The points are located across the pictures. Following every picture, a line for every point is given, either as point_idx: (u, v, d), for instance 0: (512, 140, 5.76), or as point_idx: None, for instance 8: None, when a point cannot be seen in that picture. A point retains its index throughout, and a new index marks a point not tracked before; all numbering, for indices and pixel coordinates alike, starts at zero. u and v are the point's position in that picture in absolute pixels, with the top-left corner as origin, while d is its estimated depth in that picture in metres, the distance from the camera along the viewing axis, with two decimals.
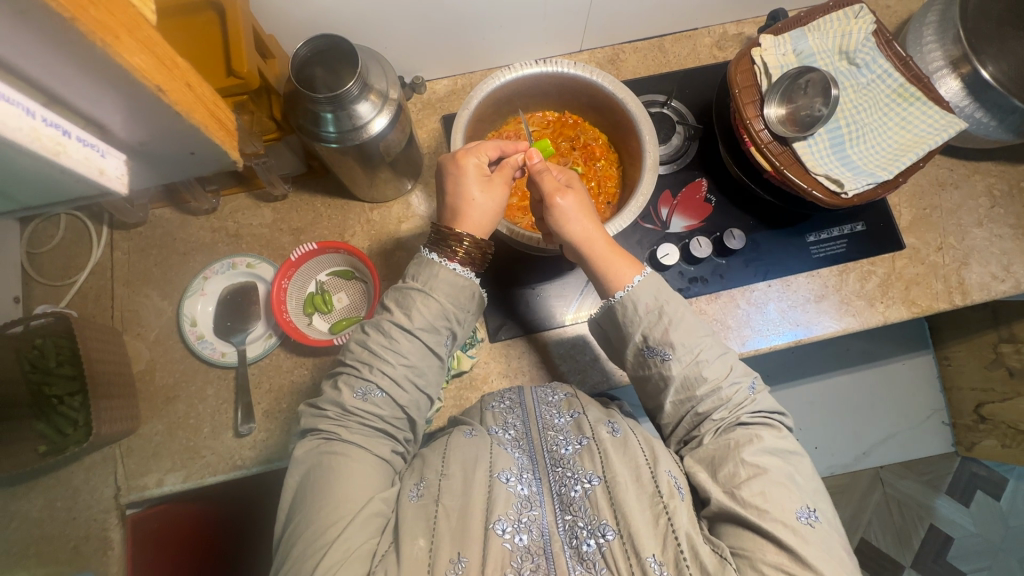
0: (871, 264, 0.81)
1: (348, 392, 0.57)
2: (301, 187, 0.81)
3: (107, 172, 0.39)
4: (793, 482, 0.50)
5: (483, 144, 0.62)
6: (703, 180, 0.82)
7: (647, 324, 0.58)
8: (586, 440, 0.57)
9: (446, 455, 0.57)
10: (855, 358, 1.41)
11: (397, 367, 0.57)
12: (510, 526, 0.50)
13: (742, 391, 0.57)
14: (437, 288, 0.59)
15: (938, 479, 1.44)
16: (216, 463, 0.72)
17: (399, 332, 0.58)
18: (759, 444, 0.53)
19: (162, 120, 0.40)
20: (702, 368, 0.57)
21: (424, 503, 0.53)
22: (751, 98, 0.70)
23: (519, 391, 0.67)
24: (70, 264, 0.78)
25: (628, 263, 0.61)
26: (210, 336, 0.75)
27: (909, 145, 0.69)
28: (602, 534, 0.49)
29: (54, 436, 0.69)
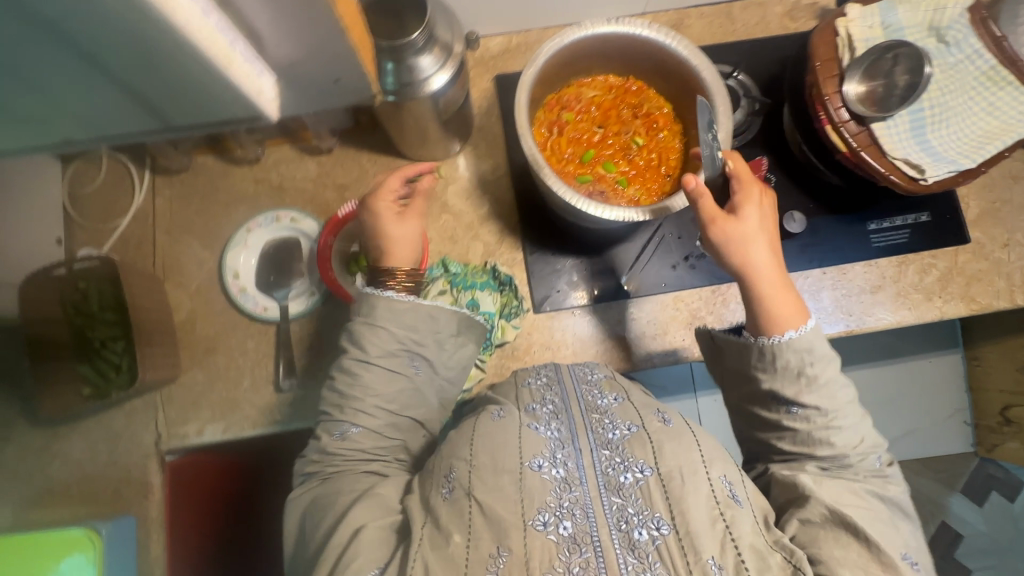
0: (933, 257, 0.77)
1: (327, 437, 0.59)
2: (347, 142, 0.78)
3: (263, 93, 0.51)
4: (901, 529, 0.52)
5: (386, 185, 0.66)
6: (764, 158, 0.79)
7: (779, 378, 0.56)
8: (635, 427, 0.53)
9: (474, 444, 0.52)
10: (882, 353, 1.39)
11: (368, 401, 0.59)
12: (552, 517, 0.47)
13: (867, 460, 0.56)
14: (383, 318, 0.60)
15: (954, 478, 1.42)
16: (257, 416, 0.72)
17: (357, 365, 0.60)
18: (879, 492, 0.53)
19: (307, 34, 0.46)
20: (832, 433, 0.55)
21: (456, 498, 0.50)
22: (831, 72, 0.66)
23: (556, 368, 0.63)
24: (111, 208, 0.77)
25: (796, 308, 0.56)
26: (252, 289, 0.74)
27: (995, 132, 0.65)
28: (657, 527, 0.47)
29: (98, 379, 0.69)
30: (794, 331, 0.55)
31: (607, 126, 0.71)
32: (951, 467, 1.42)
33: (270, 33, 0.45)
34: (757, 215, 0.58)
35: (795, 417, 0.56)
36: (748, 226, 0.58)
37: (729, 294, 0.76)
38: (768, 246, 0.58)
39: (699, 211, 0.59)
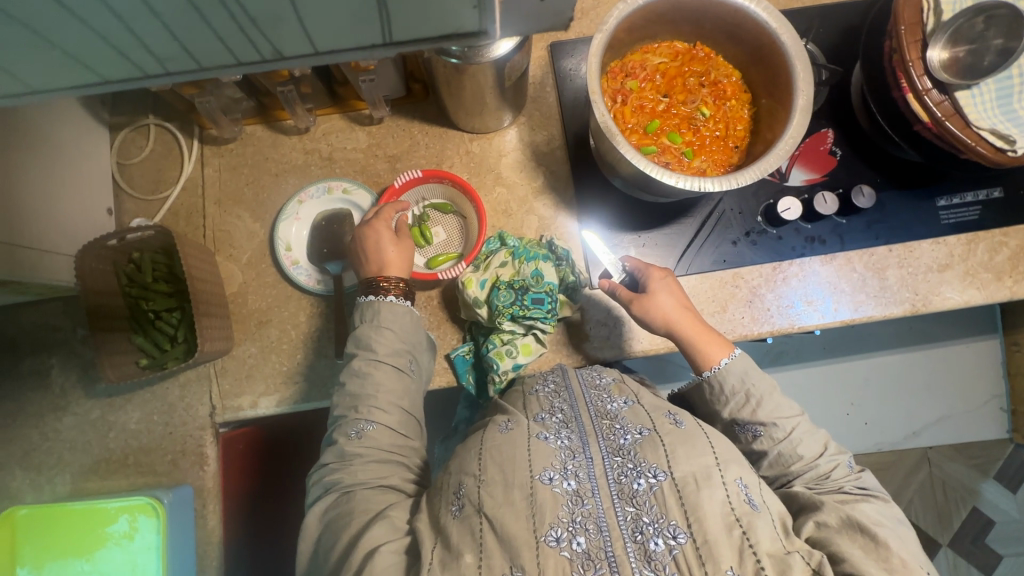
0: (1005, 234, 0.75)
1: (344, 438, 0.59)
2: (398, 112, 0.76)
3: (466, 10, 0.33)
4: (906, 541, 0.51)
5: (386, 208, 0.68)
6: (829, 131, 0.76)
7: (733, 404, 0.62)
8: (646, 432, 0.53)
9: (482, 456, 0.52)
10: (920, 337, 1.36)
11: (378, 397, 0.60)
12: (565, 532, 0.47)
13: (842, 468, 0.59)
14: (386, 320, 0.63)
15: (988, 464, 1.41)
16: (310, 390, 0.72)
17: (368, 365, 0.61)
18: (872, 504, 0.55)
19: None
20: (796, 445, 0.60)
21: (466, 515, 0.49)
22: (915, 37, 0.62)
23: (563, 373, 0.63)
24: (161, 179, 0.76)
25: (715, 343, 0.64)
26: (305, 262, 0.73)
27: None
28: (673, 536, 0.46)
29: (153, 350, 0.69)
30: (721, 361, 0.63)
31: (672, 95, 0.69)
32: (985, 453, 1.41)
33: None
34: (663, 289, 0.66)
35: (759, 439, 0.61)
36: (660, 302, 0.65)
37: (790, 272, 0.74)
38: (684, 304, 0.66)
39: (625, 303, 0.67)
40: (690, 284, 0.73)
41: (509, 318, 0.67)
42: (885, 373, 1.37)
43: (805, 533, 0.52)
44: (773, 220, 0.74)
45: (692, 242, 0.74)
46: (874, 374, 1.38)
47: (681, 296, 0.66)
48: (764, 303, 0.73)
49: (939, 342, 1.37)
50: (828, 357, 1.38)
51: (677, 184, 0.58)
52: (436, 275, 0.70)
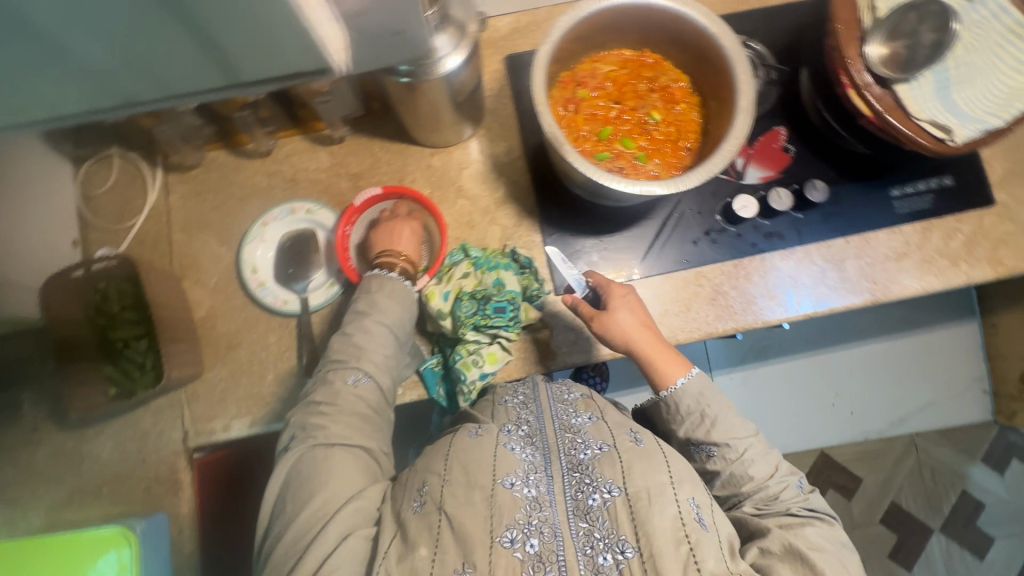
0: (958, 221, 0.76)
1: (340, 382, 0.62)
2: (358, 130, 0.77)
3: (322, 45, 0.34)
4: (840, 563, 0.57)
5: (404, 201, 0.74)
6: (782, 128, 0.78)
7: (688, 425, 0.65)
8: (607, 447, 0.57)
9: (448, 460, 0.57)
10: (897, 324, 1.38)
11: (378, 357, 0.64)
12: (519, 534, 0.51)
13: (791, 488, 0.63)
14: (397, 291, 0.67)
15: (975, 447, 1.42)
16: (282, 409, 0.72)
17: (376, 326, 0.64)
18: (813, 527, 0.60)
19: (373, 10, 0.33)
20: (747, 466, 0.63)
21: (426, 512, 0.53)
22: (852, 36, 0.64)
23: (532, 384, 0.66)
24: (125, 208, 0.76)
25: (674, 362, 0.66)
26: (271, 283, 0.74)
27: (1020, 88, 0.63)
28: (621, 551, 0.50)
29: (122, 379, 0.69)
30: (678, 381, 0.65)
31: (624, 102, 0.70)
32: (971, 437, 1.42)
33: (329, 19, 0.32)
34: (624, 309, 0.67)
35: (713, 459, 0.64)
36: (621, 322, 0.66)
37: (751, 268, 0.75)
38: (644, 322, 0.67)
39: (586, 320, 0.67)
40: (653, 285, 0.75)
41: (472, 328, 0.69)
42: (866, 362, 1.39)
43: (750, 557, 0.57)
44: (732, 219, 0.75)
45: (654, 243, 0.76)
46: (856, 365, 1.38)
47: (640, 314, 0.67)
48: (727, 301, 0.74)
49: (917, 329, 1.38)
50: (810, 349, 1.38)
51: (625, 189, 0.59)
52: None
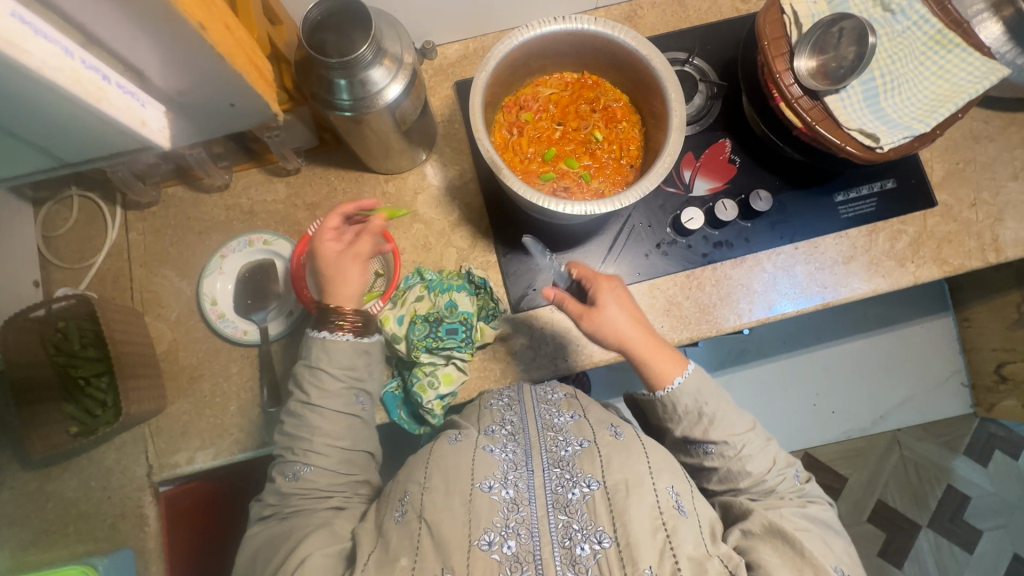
0: (903, 223, 0.78)
1: (282, 478, 0.61)
2: (314, 160, 0.79)
3: (148, 122, 0.53)
4: (828, 544, 0.57)
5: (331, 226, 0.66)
6: (727, 140, 0.80)
7: (685, 423, 0.64)
8: (586, 443, 0.58)
9: (429, 466, 0.57)
10: (873, 322, 1.38)
11: (315, 441, 0.61)
12: (497, 536, 0.51)
13: (787, 480, 0.63)
14: (323, 360, 0.62)
15: (957, 441, 1.42)
16: (245, 440, 0.73)
17: (303, 408, 0.62)
18: (803, 511, 0.60)
19: (196, 70, 0.49)
20: (745, 463, 0.62)
21: (408, 520, 0.53)
22: (779, 51, 0.67)
23: (518, 389, 0.67)
24: (86, 247, 0.77)
25: (669, 361, 0.63)
26: (231, 315, 0.75)
27: (947, 95, 0.66)
28: (598, 541, 0.50)
29: (84, 416, 0.69)
30: (675, 380, 0.63)
31: (567, 122, 0.72)
32: (952, 430, 1.42)
33: (152, 69, 0.49)
34: (615, 305, 0.64)
35: (711, 456, 0.64)
36: (613, 319, 0.64)
37: (703, 278, 0.76)
38: (637, 320, 0.65)
39: (575, 318, 0.65)
40: None
41: (426, 350, 0.70)
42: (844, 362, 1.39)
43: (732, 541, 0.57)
44: (681, 231, 0.77)
45: (606, 257, 0.77)
46: (833, 365, 1.39)
47: (635, 313, 0.65)
48: (681, 311, 0.76)
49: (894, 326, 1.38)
50: (786, 351, 1.39)
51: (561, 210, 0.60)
52: None
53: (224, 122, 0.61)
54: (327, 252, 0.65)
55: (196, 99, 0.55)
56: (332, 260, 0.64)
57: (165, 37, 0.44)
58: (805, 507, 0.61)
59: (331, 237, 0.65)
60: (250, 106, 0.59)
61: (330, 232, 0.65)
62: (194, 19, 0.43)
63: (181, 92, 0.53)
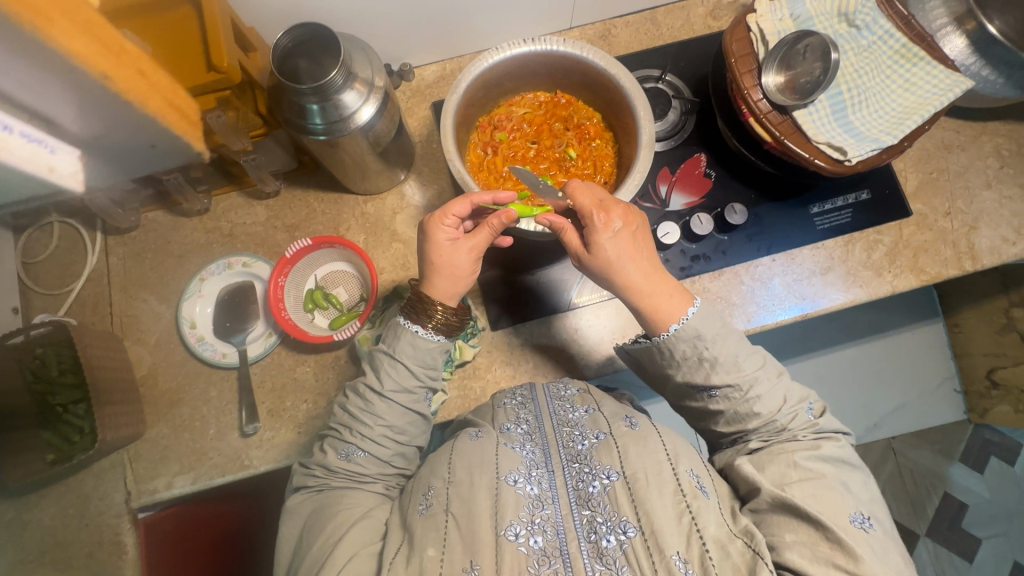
0: (878, 233, 0.79)
1: (332, 454, 0.60)
2: (293, 183, 0.80)
3: (58, 170, 0.55)
4: (846, 488, 0.51)
5: (449, 206, 0.60)
6: (702, 155, 0.81)
7: (686, 369, 0.58)
8: (603, 435, 0.56)
9: (451, 462, 0.55)
10: (865, 330, 1.32)
11: (376, 429, 0.59)
12: (524, 529, 0.49)
13: (798, 417, 0.57)
14: (403, 352, 0.60)
15: (952, 447, 1.35)
16: (224, 463, 0.72)
17: (373, 395, 0.60)
18: (816, 451, 0.54)
19: (108, 111, 0.52)
20: (753, 404, 0.56)
21: (432, 514, 0.51)
22: (746, 68, 0.68)
23: (530, 388, 0.66)
24: (66, 273, 0.78)
25: (669, 304, 0.57)
26: (210, 338, 0.75)
27: (914, 107, 0.67)
28: (624, 531, 0.48)
29: (61, 444, 0.67)
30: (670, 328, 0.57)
31: (541, 140, 0.73)
32: (946, 436, 1.35)
33: (65, 112, 0.50)
34: (612, 245, 0.58)
35: (716, 399, 0.58)
36: (604, 258, 0.58)
37: None
38: (635, 259, 0.58)
39: (573, 250, 0.61)
40: (586, 315, 0.77)
41: None
42: (839, 371, 1.32)
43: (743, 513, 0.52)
44: (657, 246, 0.78)
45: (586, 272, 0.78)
46: (828, 373, 1.32)
47: (639, 248, 0.59)
48: None
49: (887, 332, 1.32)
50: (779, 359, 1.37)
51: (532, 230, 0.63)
52: (332, 337, 0.70)
53: (152, 159, 0.64)
54: (442, 240, 0.61)
55: (111, 140, 0.57)
56: (445, 250, 0.60)
57: (65, 88, 0.47)
58: (818, 446, 0.54)
59: (452, 221, 0.61)
60: (171, 145, 0.61)
61: (453, 215, 0.60)
62: (92, 69, 0.47)
63: (96, 136, 0.55)
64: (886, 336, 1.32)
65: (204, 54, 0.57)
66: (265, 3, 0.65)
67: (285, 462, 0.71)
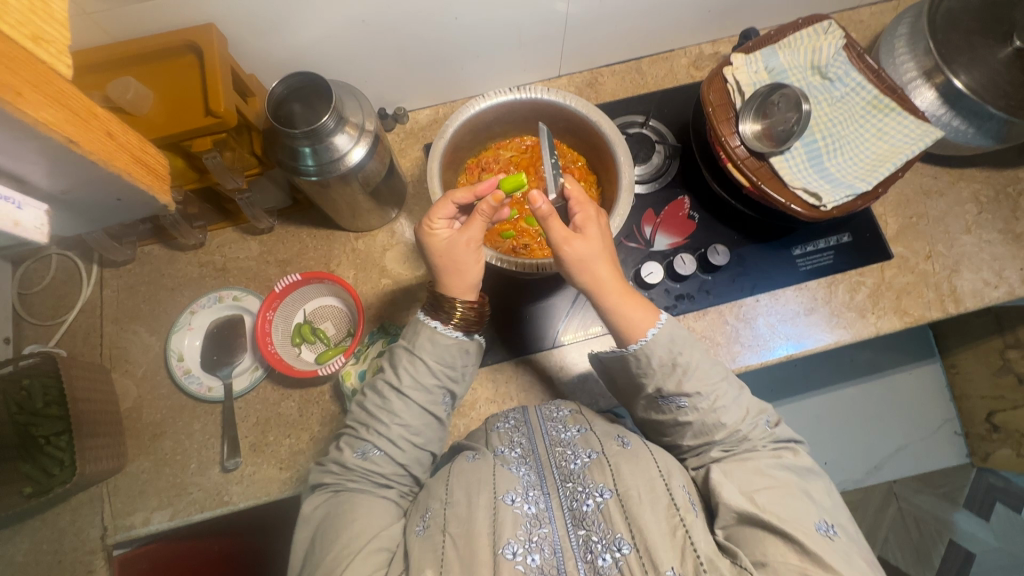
0: (861, 274, 0.79)
1: (349, 452, 0.58)
2: (288, 220, 0.83)
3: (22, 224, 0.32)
4: (808, 495, 0.50)
5: (436, 209, 0.59)
6: (685, 198, 0.83)
7: (660, 375, 0.56)
8: (595, 454, 0.55)
9: (449, 483, 0.54)
10: (864, 369, 1.26)
11: (392, 428, 0.57)
12: (521, 548, 0.47)
13: (759, 428, 0.56)
14: (423, 348, 0.58)
15: (954, 491, 1.25)
16: (204, 499, 0.71)
17: (391, 392, 0.58)
18: (778, 460, 0.53)
19: (83, 172, 0.36)
20: (720, 415, 0.55)
21: (431, 535, 0.50)
22: (724, 116, 0.72)
23: (523, 410, 0.65)
24: (60, 304, 0.79)
25: (643, 309, 0.57)
26: (197, 370, 0.76)
27: (886, 155, 0.70)
28: (618, 548, 0.47)
29: (40, 477, 0.64)
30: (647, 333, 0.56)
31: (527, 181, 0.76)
32: (949, 480, 1.25)
33: (36, 171, 0.34)
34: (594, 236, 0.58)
35: (685, 410, 0.56)
36: (590, 248, 0.57)
37: None
38: (607, 263, 0.58)
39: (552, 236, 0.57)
40: (570, 352, 0.77)
41: None
42: (835, 410, 1.26)
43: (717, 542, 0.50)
44: (642, 284, 0.79)
45: (572, 309, 0.79)
46: (824, 412, 1.26)
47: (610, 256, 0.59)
48: None
49: (886, 373, 1.26)
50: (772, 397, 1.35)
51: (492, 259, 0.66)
52: (317, 371, 0.71)
53: (113, 211, 0.47)
54: (439, 242, 0.59)
55: (77, 197, 0.40)
56: (446, 250, 0.58)
57: (30, 152, 0.31)
58: (780, 456, 0.54)
59: (442, 224, 0.59)
60: (143, 199, 0.44)
61: (441, 218, 0.59)
62: (60, 133, 0.31)
63: (63, 191, 0.38)
64: (883, 376, 1.26)
65: (204, 100, 0.60)
66: (267, 52, 0.69)
67: (264, 498, 0.71)
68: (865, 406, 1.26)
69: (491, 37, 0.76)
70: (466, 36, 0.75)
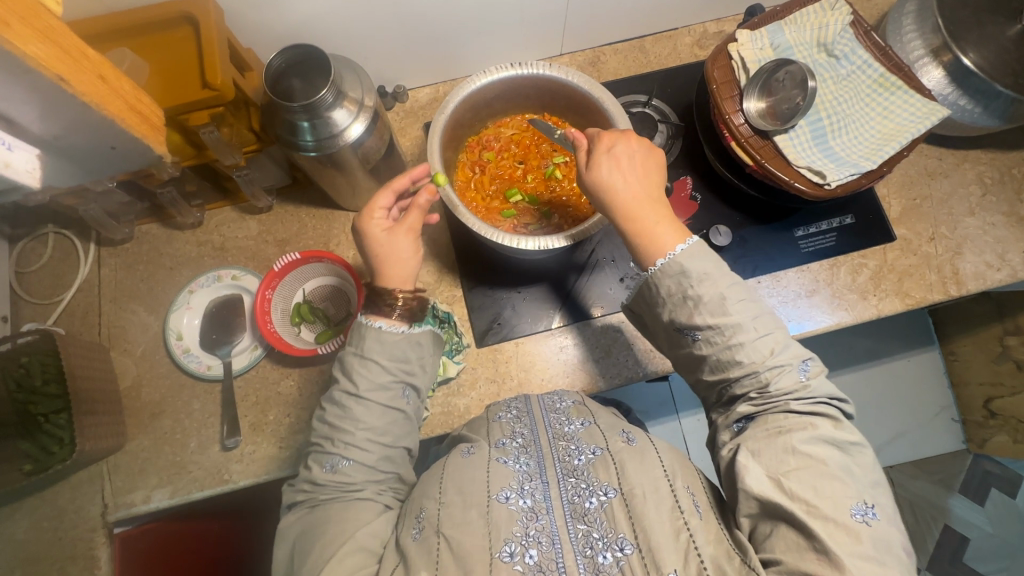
0: (863, 256, 0.79)
1: (318, 468, 0.57)
2: (285, 199, 0.82)
3: (13, 164, 0.45)
4: (847, 474, 0.48)
5: (375, 200, 0.61)
6: (688, 178, 0.82)
7: (672, 305, 0.56)
8: (599, 451, 0.55)
9: (443, 482, 0.54)
10: (863, 355, 1.26)
11: (357, 433, 0.56)
12: (518, 546, 0.48)
13: (789, 375, 0.53)
14: (374, 350, 0.58)
15: (950, 478, 1.25)
16: (203, 477, 0.71)
17: (350, 400, 0.57)
18: (814, 432, 0.49)
19: (75, 111, 0.45)
20: (736, 351, 0.54)
21: (426, 538, 0.50)
22: (728, 94, 0.71)
23: (525, 401, 0.65)
24: (58, 283, 0.78)
25: (670, 230, 0.56)
26: (196, 349, 0.76)
27: (891, 134, 0.69)
28: (620, 548, 0.47)
29: (40, 454, 0.64)
30: (675, 249, 0.55)
31: (528, 160, 0.76)
32: (945, 466, 1.25)
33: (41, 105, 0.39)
34: (613, 162, 0.58)
35: (701, 342, 0.55)
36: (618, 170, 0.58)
37: None
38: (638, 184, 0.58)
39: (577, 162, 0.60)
40: (571, 334, 0.77)
41: None
42: None
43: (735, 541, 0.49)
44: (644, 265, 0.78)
45: (571, 292, 0.79)
46: None
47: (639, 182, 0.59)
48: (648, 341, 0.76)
49: (886, 358, 1.26)
50: None
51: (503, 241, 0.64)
52: (316, 350, 0.71)
53: None
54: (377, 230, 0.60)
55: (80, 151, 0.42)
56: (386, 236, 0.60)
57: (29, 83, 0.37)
58: (815, 426, 0.50)
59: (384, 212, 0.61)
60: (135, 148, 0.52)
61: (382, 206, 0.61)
62: (49, 69, 0.40)
63: (61, 135, 0.47)
64: (883, 362, 1.26)
65: (200, 74, 0.59)
66: (266, 26, 0.68)
67: (263, 477, 0.71)
68: (864, 391, 1.25)
69: (491, 15, 0.75)
70: (467, 11, 0.73)
